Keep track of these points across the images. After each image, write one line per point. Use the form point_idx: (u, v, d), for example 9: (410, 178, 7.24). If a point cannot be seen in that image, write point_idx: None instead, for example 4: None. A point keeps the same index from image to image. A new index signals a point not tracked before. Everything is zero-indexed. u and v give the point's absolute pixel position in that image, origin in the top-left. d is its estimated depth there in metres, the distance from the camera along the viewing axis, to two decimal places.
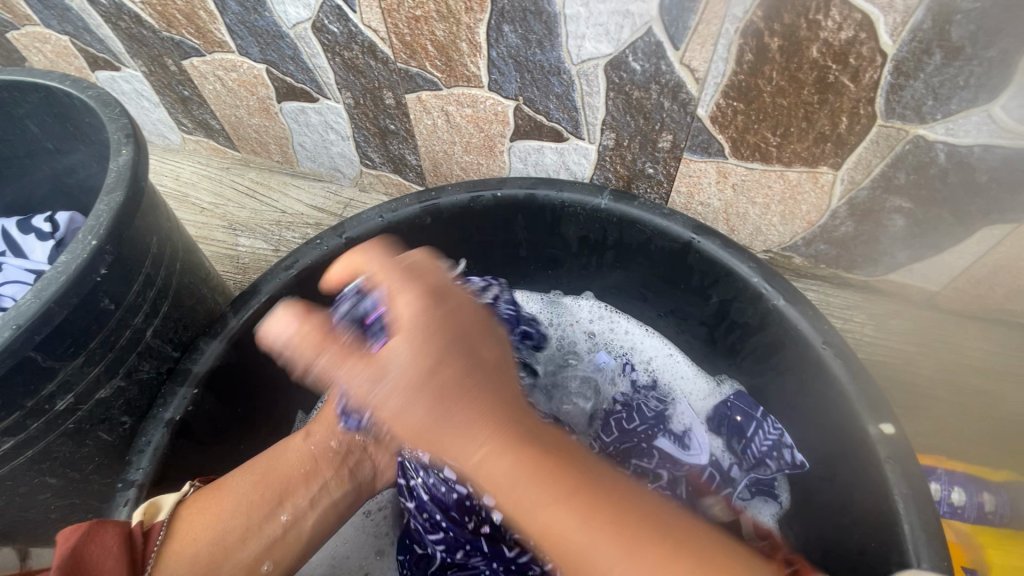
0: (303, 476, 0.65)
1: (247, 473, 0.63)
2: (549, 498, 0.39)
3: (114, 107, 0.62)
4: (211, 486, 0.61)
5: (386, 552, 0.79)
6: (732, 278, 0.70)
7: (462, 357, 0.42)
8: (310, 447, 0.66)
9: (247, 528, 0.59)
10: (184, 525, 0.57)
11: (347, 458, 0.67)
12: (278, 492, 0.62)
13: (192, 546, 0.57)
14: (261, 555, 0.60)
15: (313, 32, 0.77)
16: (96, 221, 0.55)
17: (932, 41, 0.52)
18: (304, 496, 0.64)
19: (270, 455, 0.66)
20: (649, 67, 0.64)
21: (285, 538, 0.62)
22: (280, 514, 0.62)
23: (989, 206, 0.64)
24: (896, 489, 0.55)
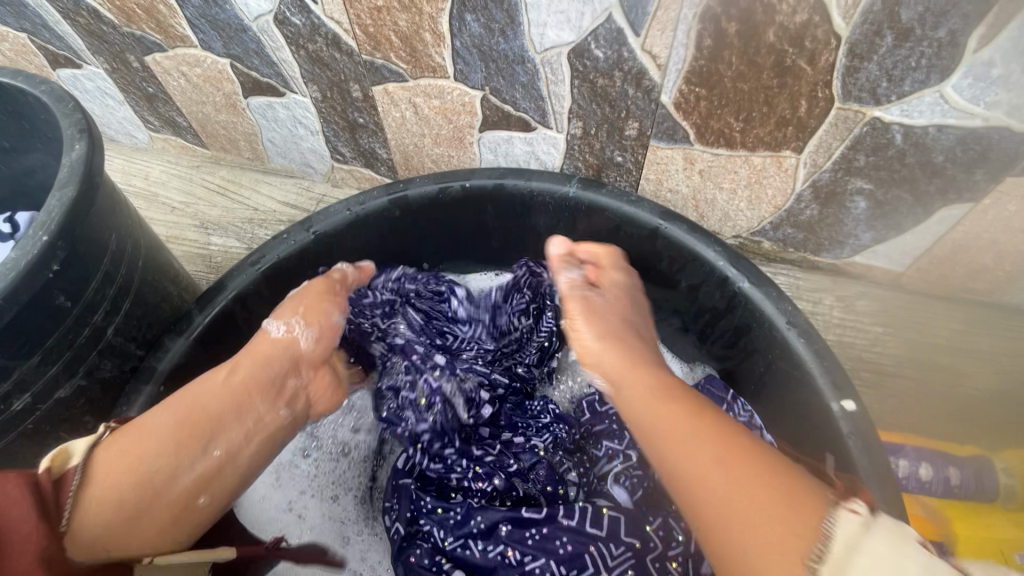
0: (230, 411, 0.59)
1: (168, 410, 0.56)
2: (679, 423, 0.53)
3: (68, 102, 0.61)
4: (128, 429, 0.55)
5: (351, 539, 0.76)
6: (698, 263, 0.71)
7: (627, 312, 0.69)
8: (235, 381, 0.60)
9: (176, 467, 0.54)
10: (102, 467, 0.52)
11: (283, 388, 0.63)
12: (208, 431, 0.57)
13: (115, 489, 0.51)
14: (196, 490, 0.55)
15: (275, 25, 0.76)
16: (47, 217, 0.54)
17: (882, 23, 0.53)
18: (239, 429, 0.58)
19: (190, 388, 0.59)
20: (612, 53, 0.64)
21: (221, 474, 0.57)
22: (213, 449, 0.56)
23: (946, 186, 0.66)
24: (858, 464, 0.57)
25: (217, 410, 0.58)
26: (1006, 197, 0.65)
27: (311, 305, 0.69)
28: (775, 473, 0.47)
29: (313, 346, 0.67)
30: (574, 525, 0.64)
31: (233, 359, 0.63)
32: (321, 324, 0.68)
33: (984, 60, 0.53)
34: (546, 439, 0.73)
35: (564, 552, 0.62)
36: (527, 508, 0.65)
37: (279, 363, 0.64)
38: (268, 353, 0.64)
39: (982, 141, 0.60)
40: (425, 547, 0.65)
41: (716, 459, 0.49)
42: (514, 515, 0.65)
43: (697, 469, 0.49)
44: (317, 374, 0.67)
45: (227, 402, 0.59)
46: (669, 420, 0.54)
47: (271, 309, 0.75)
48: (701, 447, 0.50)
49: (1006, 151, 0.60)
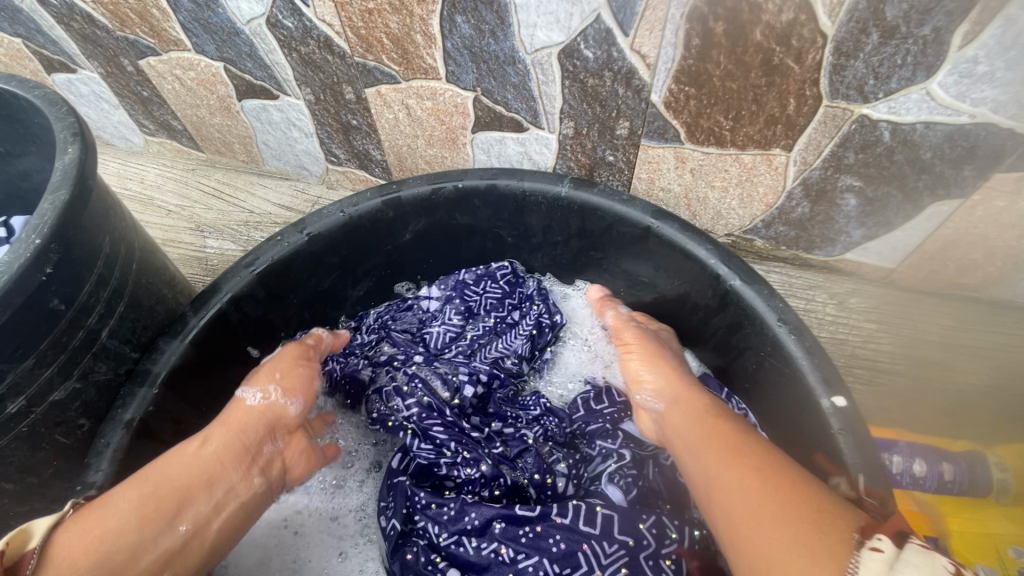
0: (202, 483, 0.58)
1: (136, 486, 0.55)
2: (723, 456, 0.55)
3: (61, 106, 0.61)
4: (92, 507, 0.54)
5: (347, 554, 0.73)
6: (691, 261, 0.71)
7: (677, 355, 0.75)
8: (208, 451, 0.61)
9: (140, 544, 0.52)
10: (60, 550, 0.49)
11: (255, 456, 0.64)
12: (177, 502, 0.56)
13: (71, 573, 0.48)
14: (158, 568, 0.53)
15: (268, 28, 0.76)
16: (41, 220, 0.54)
17: (868, 21, 0.53)
18: (208, 500, 0.58)
19: (158, 464, 0.59)
20: (601, 54, 0.64)
21: (185, 550, 0.55)
22: (180, 524, 0.55)
23: (935, 182, 0.66)
24: (849, 459, 0.57)
25: (185, 480, 0.58)
26: (995, 193, 0.65)
27: (289, 372, 0.71)
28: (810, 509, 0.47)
29: (295, 411, 0.70)
30: (567, 523, 0.64)
31: (206, 429, 0.63)
32: (297, 389, 0.71)
33: (969, 57, 0.54)
34: (536, 430, 0.74)
35: (557, 550, 0.62)
36: (520, 506, 0.65)
37: (254, 431, 0.65)
38: (242, 422, 0.65)
39: (969, 137, 0.60)
40: (421, 544, 0.66)
41: (754, 471, 0.52)
42: (507, 510, 0.65)
43: (734, 476, 0.53)
44: (291, 440, 0.69)
45: (197, 474, 0.58)
46: (714, 433, 0.59)
47: (265, 310, 0.75)
48: (741, 460, 0.54)
49: (994, 148, 0.60)
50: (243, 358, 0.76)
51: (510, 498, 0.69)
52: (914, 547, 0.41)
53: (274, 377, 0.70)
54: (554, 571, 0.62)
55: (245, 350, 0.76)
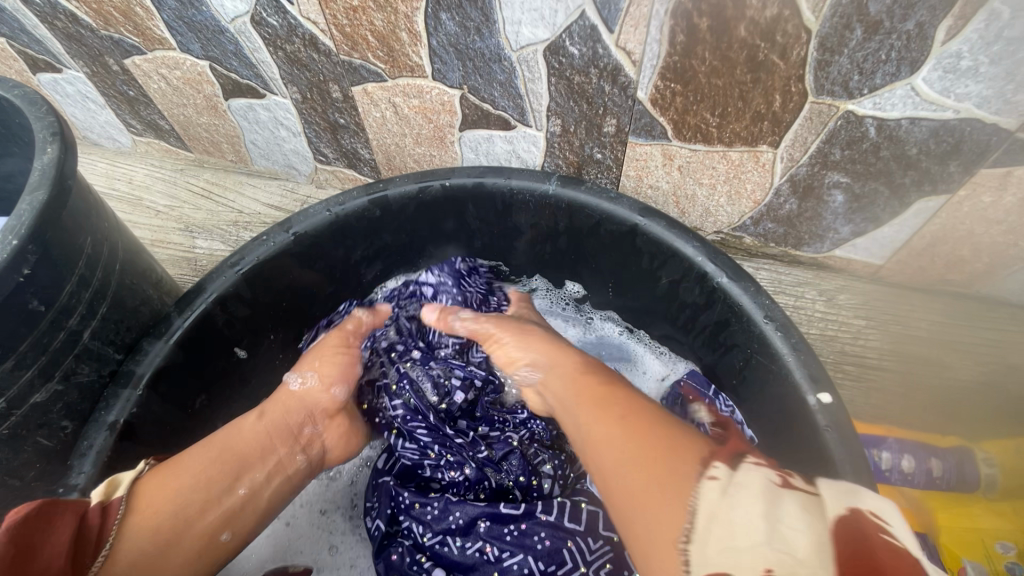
0: (259, 451, 0.61)
1: (204, 449, 0.59)
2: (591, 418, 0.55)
3: (40, 106, 0.61)
4: (168, 464, 0.57)
5: (337, 547, 0.76)
6: (678, 258, 0.71)
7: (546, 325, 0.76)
8: (264, 424, 0.64)
9: (207, 501, 0.56)
10: (141, 501, 0.53)
11: (300, 435, 0.66)
12: (238, 466, 0.59)
13: (152, 519, 0.53)
14: (220, 525, 0.56)
15: (252, 26, 0.76)
16: (18, 221, 0.54)
17: (851, 16, 0.53)
18: (262, 468, 0.61)
19: (223, 432, 0.62)
20: (587, 50, 0.64)
21: (244, 512, 0.58)
22: (239, 487, 0.58)
23: (922, 178, 0.66)
24: (834, 456, 0.57)
25: (245, 449, 0.61)
26: (981, 188, 0.65)
27: (325, 360, 0.73)
28: (668, 448, 0.48)
29: (340, 396, 0.71)
30: (552, 520, 0.64)
31: (260, 406, 0.66)
32: (336, 374, 0.72)
33: (953, 52, 0.54)
34: (521, 433, 0.73)
35: (542, 547, 0.62)
36: (504, 504, 0.65)
37: (296, 411, 0.67)
38: (290, 403, 0.68)
39: (954, 133, 0.60)
40: (406, 545, 0.66)
41: (619, 426, 0.52)
42: (491, 509, 0.65)
43: (603, 434, 0.53)
44: (332, 423, 0.70)
45: (255, 442, 0.62)
46: (583, 393, 0.59)
47: (252, 310, 0.75)
48: (609, 417, 0.54)
49: (979, 143, 0.60)
50: (230, 359, 0.75)
51: (495, 500, 0.69)
52: (746, 466, 0.44)
53: (313, 364, 0.72)
54: (539, 568, 0.61)
55: (232, 351, 0.75)
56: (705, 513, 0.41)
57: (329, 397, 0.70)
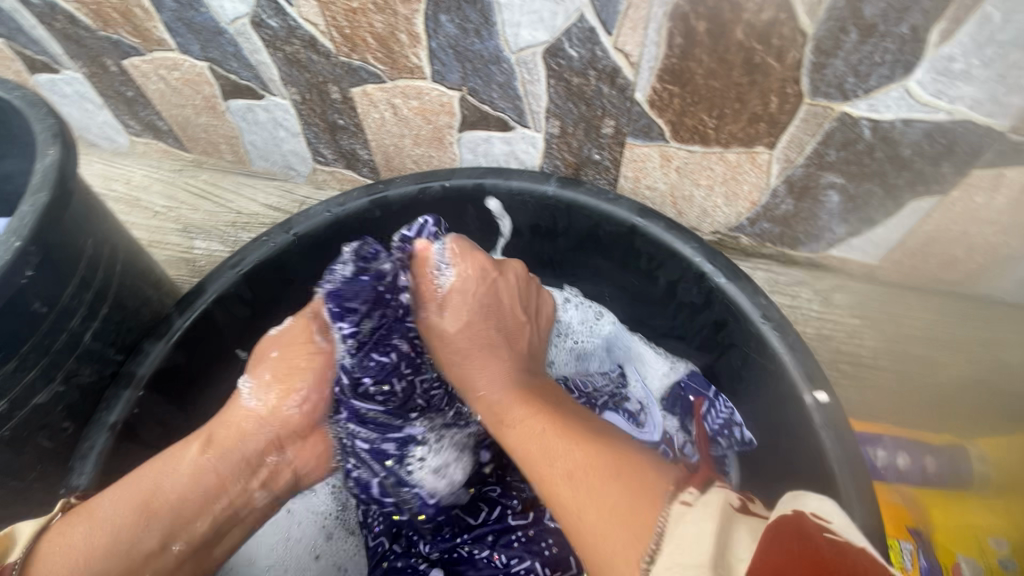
0: (198, 500, 0.58)
1: (129, 498, 0.55)
2: (537, 431, 0.60)
3: (40, 108, 0.61)
4: (82, 512, 0.54)
5: (334, 533, 0.79)
6: (676, 259, 0.72)
7: (494, 305, 0.72)
8: (207, 461, 0.60)
9: (129, 566, 0.54)
10: (44, 569, 0.51)
11: (259, 466, 0.63)
12: (168, 522, 0.56)
13: None
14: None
15: (252, 28, 0.76)
16: (20, 223, 0.54)
17: (846, 20, 0.54)
18: (204, 519, 0.59)
19: (156, 470, 0.58)
20: (585, 53, 0.65)
21: (176, 568, 0.57)
22: (173, 545, 0.56)
23: (915, 179, 0.67)
24: (830, 456, 0.58)
25: (179, 499, 0.57)
26: (975, 189, 0.66)
27: (287, 365, 0.65)
28: (630, 481, 0.51)
29: (295, 413, 0.65)
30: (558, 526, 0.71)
31: (207, 430, 0.62)
32: (304, 390, 0.65)
33: (946, 55, 0.54)
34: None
35: (548, 553, 0.70)
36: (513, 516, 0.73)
37: (251, 439, 0.63)
38: (247, 427, 0.63)
39: (947, 134, 0.61)
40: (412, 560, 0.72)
41: (579, 452, 0.55)
42: (500, 525, 0.72)
43: (564, 466, 0.55)
44: (302, 446, 0.66)
45: (193, 488, 0.58)
46: (534, 420, 0.61)
47: (252, 311, 0.75)
48: (576, 442, 0.57)
49: (972, 145, 0.61)
50: (230, 360, 0.76)
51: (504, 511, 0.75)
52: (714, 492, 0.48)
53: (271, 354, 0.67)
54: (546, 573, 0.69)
55: (233, 353, 0.76)
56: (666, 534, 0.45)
57: (290, 417, 0.65)
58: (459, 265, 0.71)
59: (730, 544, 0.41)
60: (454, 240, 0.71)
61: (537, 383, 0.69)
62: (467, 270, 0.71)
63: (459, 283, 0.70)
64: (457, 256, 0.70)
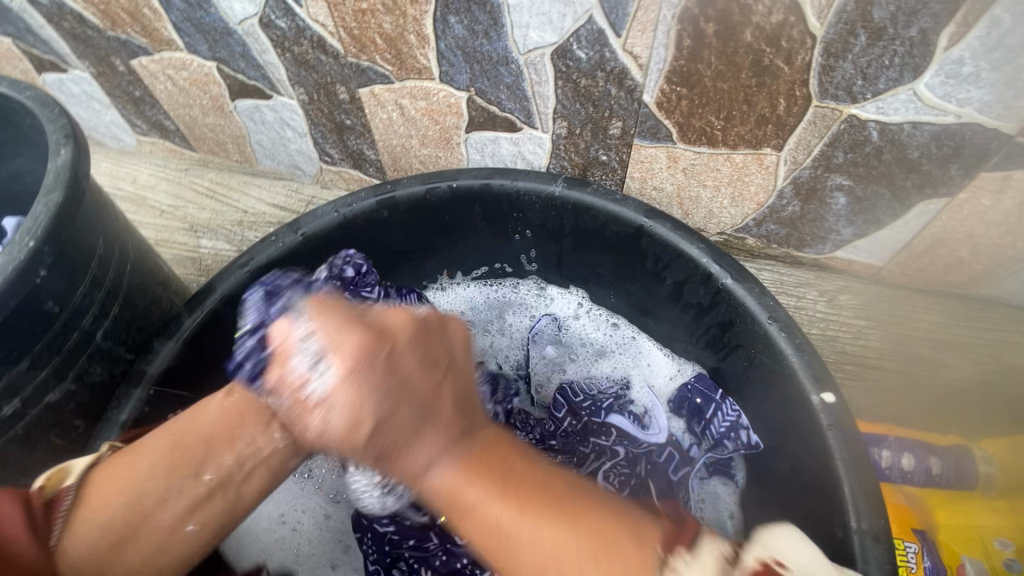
0: (227, 435, 0.58)
1: (166, 434, 0.56)
2: (488, 505, 0.47)
3: (52, 108, 0.61)
4: (126, 452, 0.55)
5: (350, 545, 0.79)
6: (682, 260, 0.72)
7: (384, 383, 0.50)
8: (235, 402, 0.60)
9: (166, 493, 0.53)
10: (93, 492, 0.52)
11: (280, 410, 0.60)
12: (201, 452, 0.56)
13: (104, 512, 0.51)
14: (183, 517, 0.54)
15: (260, 28, 0.76)
16: (34, 223, 0.54)
17: (856, 23, 0.54)
18: (230, 454, 0.57)
19: (189, 413, 0.59)
20: (594, 54, 0.65)
21: (214, 499, 0.55)
22: (204, 474, 0.55)
23: (923, 181, 0.67)
24: (835, 455, 0.58)
25: (210, 432, 0.57)
26: (982, 192, 0.66)
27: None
28: (623, 568, 0.43)
29: None
30: None
31: (235, 380, 0.62)
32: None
33: (955, 58, 0.54)
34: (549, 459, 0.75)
35: None
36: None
37: None
38: (269, 374, 0.62)
39: (955, 137, 0.61)
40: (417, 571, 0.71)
41: (563, 538, 0.44)
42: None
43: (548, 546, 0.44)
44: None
45: (223, 427, 0.58)
46: (488, 513, 0.47)
47: None
48: (555, 530, 0.45)
49: (979, 147, 0.61)
50: None
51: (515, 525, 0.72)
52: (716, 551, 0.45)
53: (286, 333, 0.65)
54: None
55: None
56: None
57: None
58: (333, 336, 0.51)
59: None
60: (315, 302, 0.55)
61: (481, 449, 0.51)
62: (351, 342, 0.51)
63: (342, 364, 0.50)
64: (326, 327, 0.52)
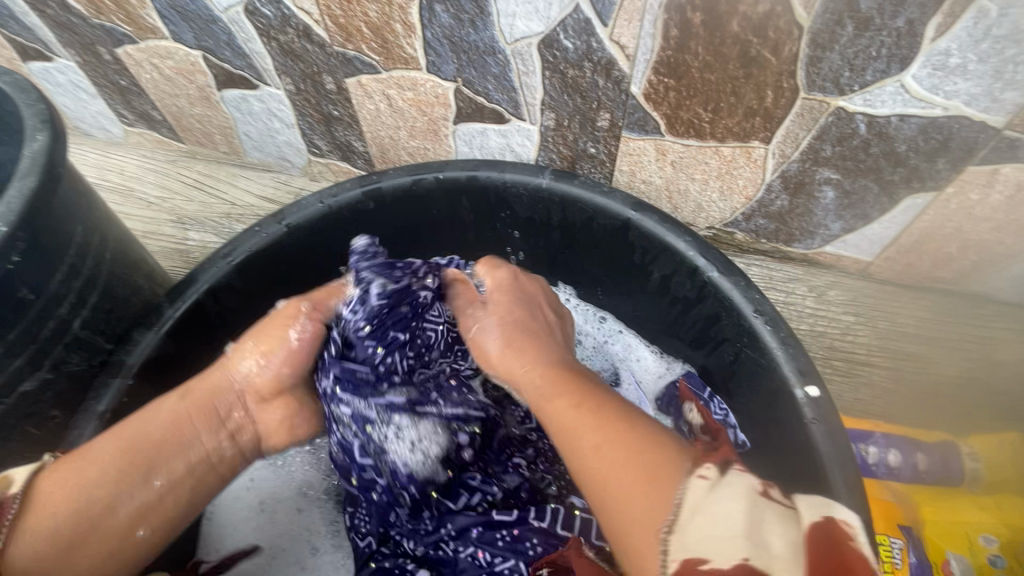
0: (177, 441, 0.59)
1: (113, 438, 0.56)
2: (560, 400, 0.56)
3: (30, 93, 0.60)
4: (73, 455, 0.55)
5: (321, 546, 0.76)
6: (669, 253, 0.71)
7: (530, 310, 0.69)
8: (184, 406, 0.60)
9: (115, 499, 0.54)
10: (42, 497, 0.52)
11: (228, 420, 0.63)
12: (152, 458, 0.57)
13: (50, 520, 0.51)
14: (134, 521, 0.55)
15: (245, 16, 0.75)
16: (7, 208, 0.53)
17: (843, 13, 0.54)
18: (181, 459, 0.59)
19: (138, 415, 0.59)
20: (581, 44, 0.64)
21: (162, 504, 0.57)
22: (154, 479, 0.57)
23: (910, 175, 0.67)
24: (820, 448, 0.58)
25: (160, 437, 0.58)
26: (969, 186, 0.66)
27: (268, 333, 0.65)
28: (647, 453, 0.46)
29: (265, 375, 0.64)
30: (543, 526, 0.68)
31: (186, 384, 0.63)
32: (275, 353, 0.65)
33: (942, 50, 0.54)
34: (528, 453, 0.74)
35: (534, 552, 0.66)
36: (498, 511, 0.68)
37: (227, 389, 0.64)
38: (219, 382, 0.63)
39: (943, 130, 0.61)
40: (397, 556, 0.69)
41: (602, 429, 0.50)
42: (484, 518, 0.68)
43: (590, 437, 0.50)
44: (267, 406, 0.65)
45: (172, 432, 0.59)
46: (560, 401, 0.56)
47: (244, 301, 0.75)
48: (602, 423, 0.51)
49: (967, 141, 0.61)
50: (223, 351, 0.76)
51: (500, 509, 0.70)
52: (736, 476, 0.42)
53: (246, 345, 0.65)
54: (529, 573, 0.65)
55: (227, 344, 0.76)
56: (688, 507, 0.40)
57: (268, 375, 0.64)
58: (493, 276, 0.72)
59: (763, 538, 0.37)
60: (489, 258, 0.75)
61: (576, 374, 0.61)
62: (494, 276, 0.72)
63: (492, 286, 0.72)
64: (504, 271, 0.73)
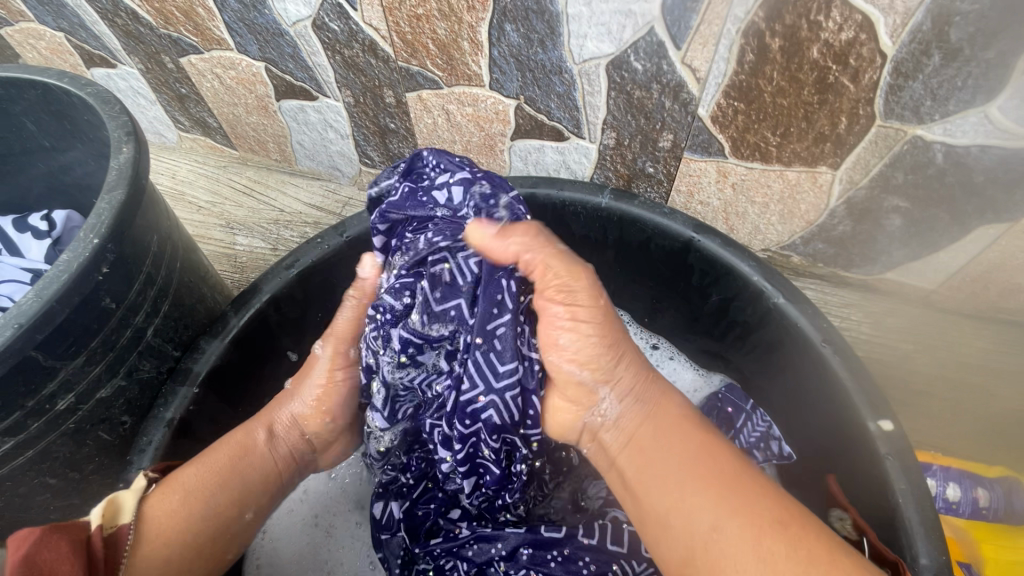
0: (263, 478, 0.62)
1: (209, 471, 0.59)
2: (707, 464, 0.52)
3: (113, 105, 0.62)
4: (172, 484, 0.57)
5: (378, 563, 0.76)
6: (731, 277, 0.71)
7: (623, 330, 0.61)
8: (268, 448, 0.64)
9: (216, 531, 0.57)
10: (152, 527, 0.53)
11: (302, 459, 0.68)
12: (242, 492, 0.60)
13: (163, 549, 0.53)
14: (228, 548, 0.58)
15: (313, 31, 0.77)
16: (98, 219, 0.55)
17: (930, 43, 0.53)
18: (267, 493, 0.62)
19: (223, 449, 0.62)
20: (651, 66, 0.64)
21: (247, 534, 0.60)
22: (246, 513, 0.60)
23: (986, 207, 0.65)
24: (895, 485, 0.56)
25: (251, 472, 0.61)
26: None
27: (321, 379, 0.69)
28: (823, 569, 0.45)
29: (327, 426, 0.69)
30: (593, 543, 0.66)
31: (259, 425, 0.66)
32: (336, 410, 0.69)
33: None
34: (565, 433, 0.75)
35: (588, 570, 0.63)
36: (545, 529, 0.67)
37: (297, 437, 0.67)
38: (294, 428, 0.67)
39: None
40: None
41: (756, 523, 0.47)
42: (532, 535, 0.66)
43: (731, 522, 0.48)
44: (330, 448, 0.71)
45: (261, 469, 0.62)
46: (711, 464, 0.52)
47: (304, 311, 0.76)
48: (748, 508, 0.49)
49: None
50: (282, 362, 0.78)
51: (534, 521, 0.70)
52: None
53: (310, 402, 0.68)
54: None
55: (286, 355, 0.78)
56: None
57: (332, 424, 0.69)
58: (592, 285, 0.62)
59: None
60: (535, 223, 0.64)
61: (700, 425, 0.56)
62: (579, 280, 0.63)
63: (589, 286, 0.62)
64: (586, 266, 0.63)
